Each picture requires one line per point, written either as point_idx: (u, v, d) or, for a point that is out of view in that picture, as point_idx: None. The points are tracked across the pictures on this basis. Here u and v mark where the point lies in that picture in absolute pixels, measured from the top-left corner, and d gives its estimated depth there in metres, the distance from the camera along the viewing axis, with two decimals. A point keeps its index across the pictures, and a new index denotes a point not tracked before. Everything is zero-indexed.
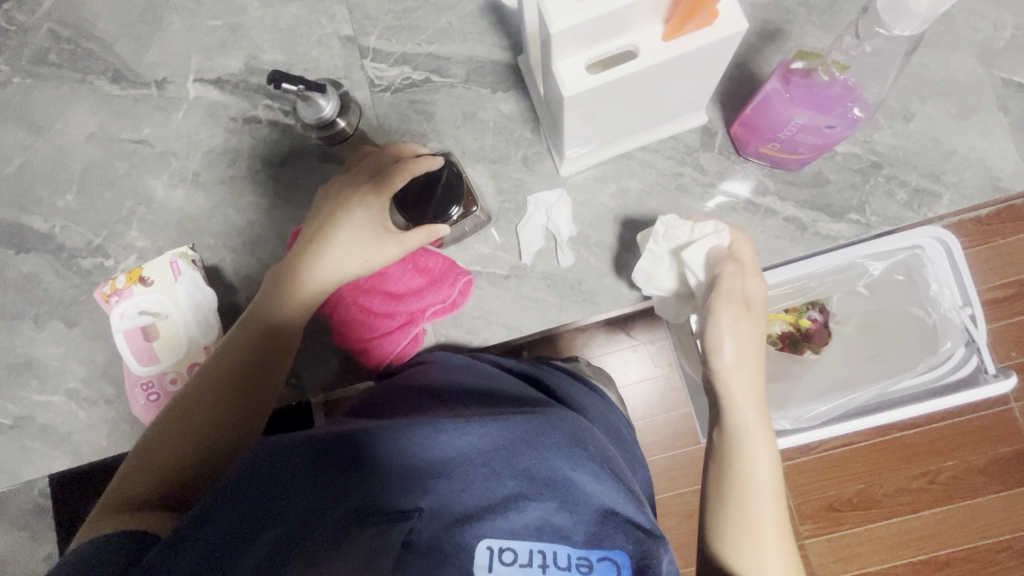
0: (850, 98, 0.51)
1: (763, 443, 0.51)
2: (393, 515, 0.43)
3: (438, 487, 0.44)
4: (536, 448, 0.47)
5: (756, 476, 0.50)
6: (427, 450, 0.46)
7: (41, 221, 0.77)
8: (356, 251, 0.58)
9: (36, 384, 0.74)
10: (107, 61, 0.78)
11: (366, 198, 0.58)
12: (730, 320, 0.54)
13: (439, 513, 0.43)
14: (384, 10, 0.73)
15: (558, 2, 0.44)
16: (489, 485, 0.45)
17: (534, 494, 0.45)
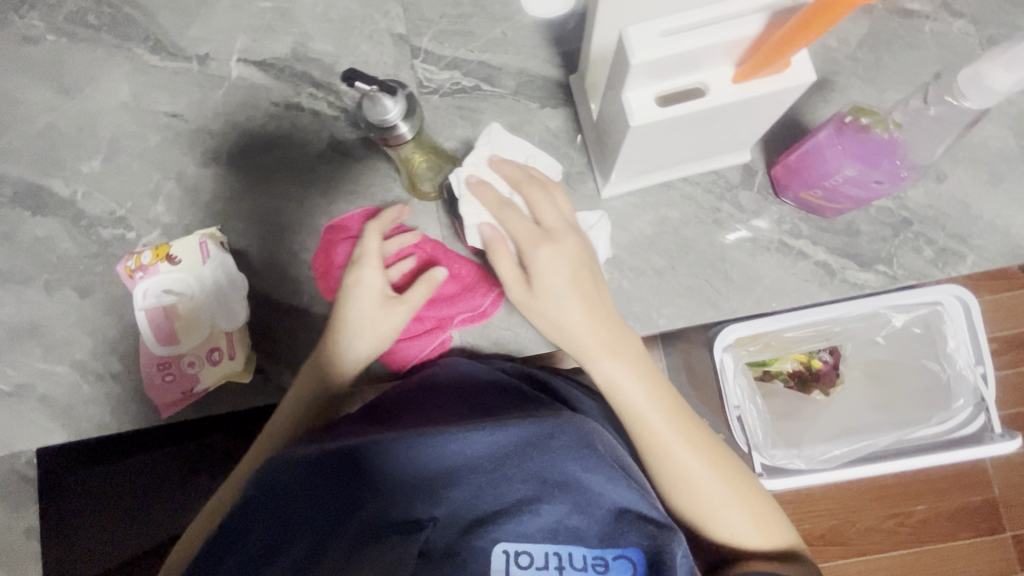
0: (900, 155, 0.53)
1: (642, 403, 0.56)
2: (412, 520, 0.48)
3: (453, 494, 0.48)
4: (542, 454, 0.50)
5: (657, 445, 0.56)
6: (437, 458, 0.50)
7: (62, 185, 0.75)
8: (371, 323, 0.63)
9: (41, 352, 0.72)
10: (149, 30, 0.76)
11: (355, 272, 0.63)
12: (552, 295, 0.56)
13: (456, 518, 0.48)
14: (439, 14, 0.73)
15: (641, 35, 0.44)
16: (500, 490, 0.48)
17: (543, 496, 0.48)
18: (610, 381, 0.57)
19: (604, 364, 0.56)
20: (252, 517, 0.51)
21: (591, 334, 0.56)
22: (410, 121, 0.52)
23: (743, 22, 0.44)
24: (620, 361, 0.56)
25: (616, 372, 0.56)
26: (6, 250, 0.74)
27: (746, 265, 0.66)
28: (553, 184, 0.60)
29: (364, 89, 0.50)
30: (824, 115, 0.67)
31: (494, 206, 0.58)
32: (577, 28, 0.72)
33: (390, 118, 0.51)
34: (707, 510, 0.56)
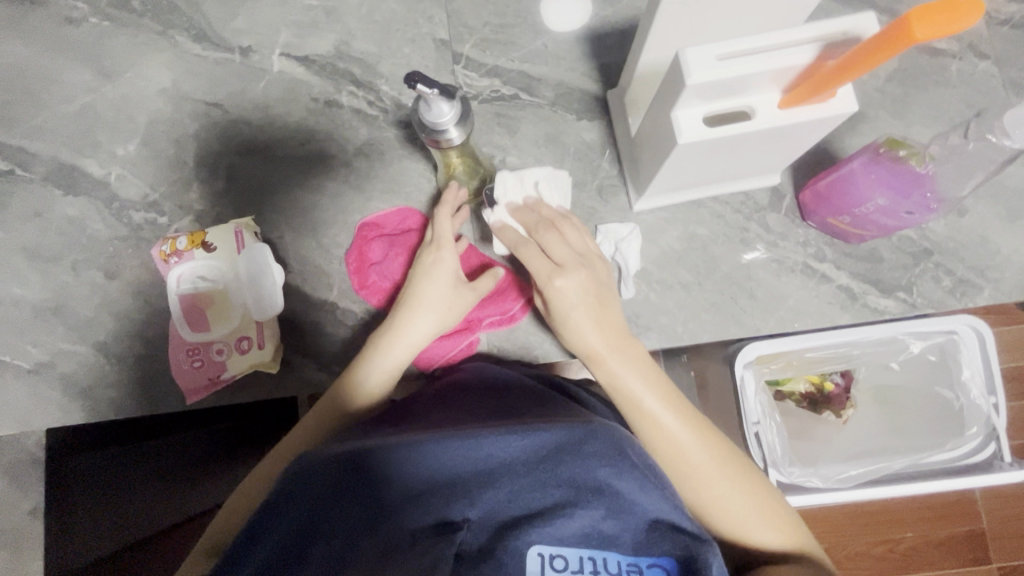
0: (929, 188, 0.56)
1: (655, 409, 0.56)
2: (438, 522, 0.44)
3: (484, 495, 0.44)
4: (576, 457, 0.46)
5: (675, 454, 0.55)
6: (465, 457, 0.46)
7: (96, 166, 0.75)
8: (438, 304, 0.63)
9: (65, 332, 0.72)
10: (192, 19, 0.77)
11: (433, 251, 0.64)
12: (563, 311, 0.58)
13: (486, 520, 0.44)
14: (482, 22, 0.75)
15: (698, 57, 0.46)
16: (531, 492, 0.45)
17: (578, 499, 0.44)
18: (621, 390, 0.57)
19: (614, 372, 0.57)
20: (263, 519, 0.46)
21: (603, 345, 0.58)
22: (461, 126, 0.53)
23: (796, 52, 0.46)
24: (642, 375, 0.57)
25: (626, 377, 0.57)
26: (36, 228, 0.74)
27: (771, 284, 0.68)
28: (565, 218, 0.63)
29: (425, 91, 0.49)
30: (854, 144, 0.69)
31: (509, 237, 0.61)
32: (616, 45, 0.74)
33: (444, 121, 0.52)
34: (729, 514, 0.55)
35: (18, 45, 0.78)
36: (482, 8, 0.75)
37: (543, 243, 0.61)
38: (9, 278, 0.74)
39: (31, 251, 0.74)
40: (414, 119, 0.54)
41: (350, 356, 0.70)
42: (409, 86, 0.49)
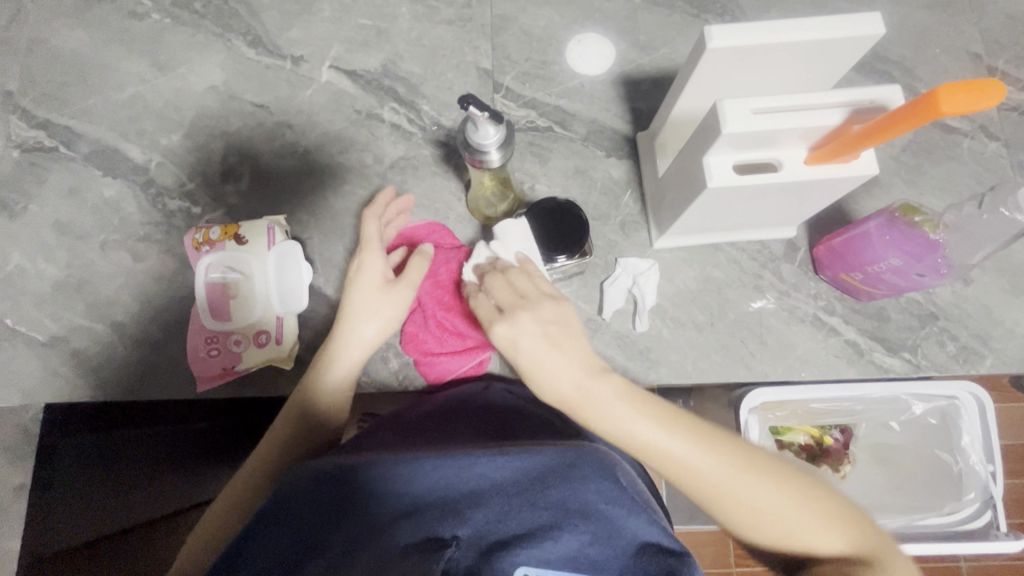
0: (941, 255, 0.58)
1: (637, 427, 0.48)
2: (424, 539, 0.40)
3: (473, 514, 0.41)
4: (566, 481, 0.44)
5: (702, 483, 0.47)
6: (455, 473, 0.43)
7: (138, 152, 0.78)
8: (375, 310, 0.63)
9: (84, 309, 0.73)
10: (250, 25, 0.81)
11: (359, 262, 0.63)
12: (535, 367, 0.51)
13: (474, 541, 0.40)
14: (524, 56, 0.79)
15: (734, 109, 0.49)
16: (520, 513, 0.41)
17: (567, 523, 0.41)
18: (625, 435, 0.48)
19: (610, 412, 0.49)
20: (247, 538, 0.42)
21: (597, 389, 0.50)
22: (503, 150, 0.56)
23: (825, 114, 0.49)
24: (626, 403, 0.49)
25: (628, 420, 0.48)
26: (71, 205, 0.76)
27: (781, 332, 0.70)
28: (527, 260, 0.59)
29: (476, 114, 0.52)
30: (869, 207, 0.72)
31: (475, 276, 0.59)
32: (649, 92, 0.78)
33: (488, 144, 0.55)
34: (769, 522, 0.46)
35: (81, 34, 0.82)
36: (525, 44, 0.79)
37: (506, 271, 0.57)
38: (36, 251, 0.75)
39: (62, 227, 0.76)
40: (460, 137, 0.57)
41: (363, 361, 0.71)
42: (462, 108, 0.52)
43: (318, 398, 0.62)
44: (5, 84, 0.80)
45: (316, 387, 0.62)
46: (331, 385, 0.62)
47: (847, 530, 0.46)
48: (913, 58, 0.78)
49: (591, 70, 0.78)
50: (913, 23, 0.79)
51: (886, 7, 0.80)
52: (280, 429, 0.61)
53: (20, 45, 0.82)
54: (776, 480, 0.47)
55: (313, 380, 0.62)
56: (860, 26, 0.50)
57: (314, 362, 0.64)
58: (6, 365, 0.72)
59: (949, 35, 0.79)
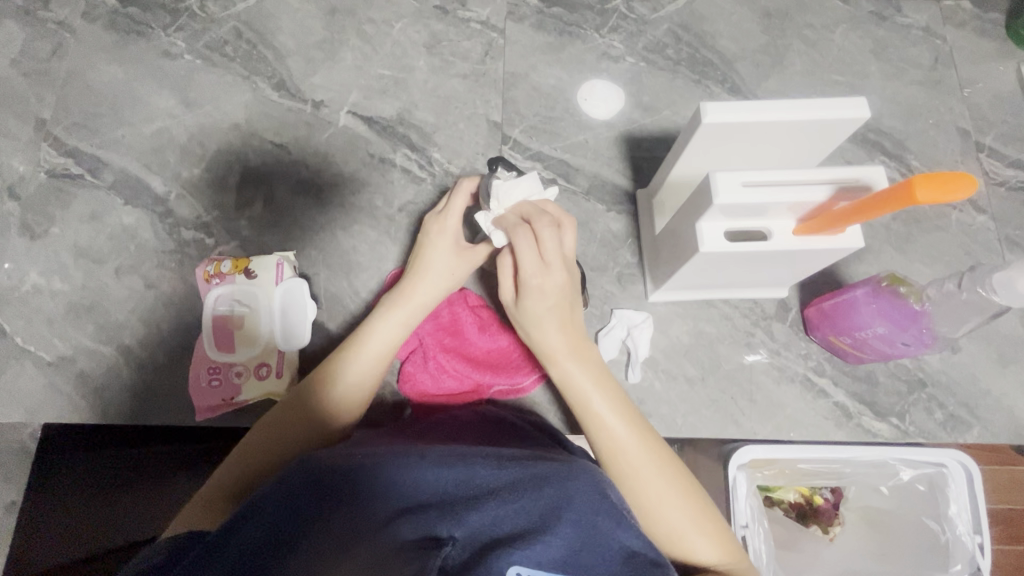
0: (925, 325, 0.59)
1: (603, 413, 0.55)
2: (421, 537, 0.41)
3: (469, 514, 0.42)
4: (564, 484, 0.45)
5: (616, 453, 0.53)
6: (458, 480, 0.45)
7: (159, 182, 0.81)
8: (449, 266, 0.63)
9: (93, 330, 0.75)
10: (276, 70, 0.86)
11: (439, 221, 0.64)
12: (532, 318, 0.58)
13: (469, 538, 0.41)
14: (533, 111, 0.83)
15: (727, 181, 0.52)
16: (517, 514, 0.42)
17: (560, 526, 0.41)
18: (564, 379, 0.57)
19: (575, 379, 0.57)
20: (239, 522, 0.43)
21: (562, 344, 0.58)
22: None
23: (813, 190, 0.51)
24: (580, 354, 0.58)
25: (576, 373, 0.57)
26: (91, 229, 0.79)
27: (771, 390, 0.71)
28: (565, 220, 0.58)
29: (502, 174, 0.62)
30: (859, 273, 0.74)
31: (508, 220, 0.56)
32: (650, 150, 0.81)
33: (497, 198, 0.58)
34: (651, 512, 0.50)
35: (116, 69, 0.87)
36: (534, 100, 0.84)
37: (538, 234, 0.55)
38: (52, 272, 0.78)
39: (80, 250, 0.79)
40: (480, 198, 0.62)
41: None
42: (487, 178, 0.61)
43: (325, 395, 0.57)
44: (40, 112, 0.85)
45: (325, 388, 0.58)
46: (345, 381, 0.58)
47: (728, 549, 0.50)
48: (904, 131, 0.82)
49: (600, 112, 0.83)
50: (904, 98, 0.84)
51: (878, 82, 0.85)
52: (280, 415, 0.56)
53: (59, 76, 0.87)
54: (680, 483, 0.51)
55: (327, 373, 0.58)
56: (848, 111, 0.54)
57: (329, 360, 0.60)
58: (12, 382, 0.73)
59: (939, 110, 0.83)
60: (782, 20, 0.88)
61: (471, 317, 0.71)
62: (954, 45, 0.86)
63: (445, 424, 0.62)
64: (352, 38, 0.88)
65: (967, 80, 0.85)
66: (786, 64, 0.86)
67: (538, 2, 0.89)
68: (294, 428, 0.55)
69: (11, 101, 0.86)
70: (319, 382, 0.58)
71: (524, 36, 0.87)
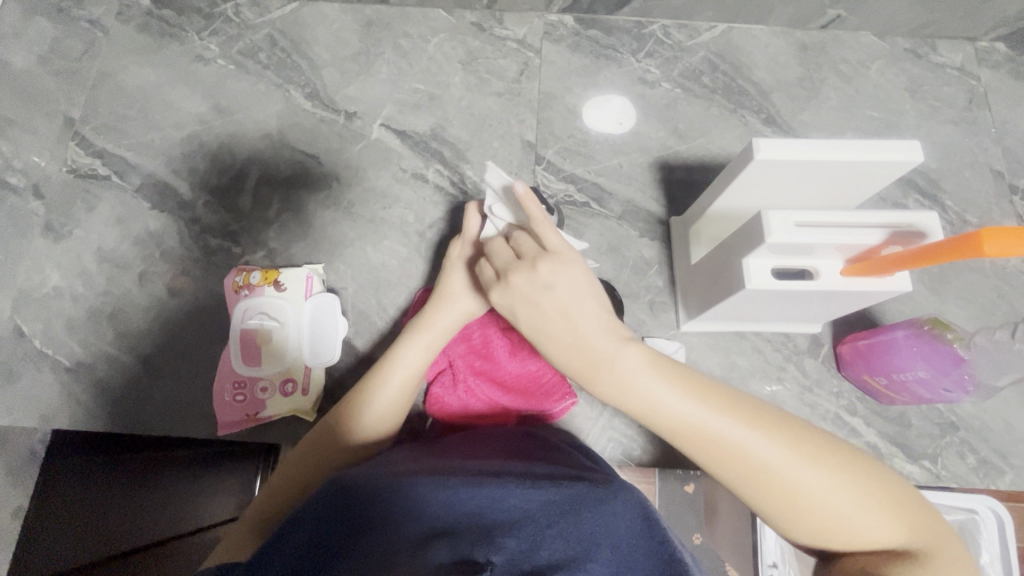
0: (967, 371, 0.58)
1: (710, 424, 0.40)
2: (458, 562, 0.37)
3: (506, 539, 0.39)
4: (597, 509, 0.44)
5: (769, 478, 0.39)
6: (485, 501, 0.43)
7: (187, 188, 0.80)
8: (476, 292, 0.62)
9: (113, 337, 0.74)
10: (309, 79, 0.86)
11: (463, 247, 0.63)
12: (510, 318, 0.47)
13: (510, 566, 0.37)
14: (567, 133, 0.83)
15: (779, 220, 0.51)
16: (556, 541, 0.39)
17: (600, 554, 0.39)
18: (666, 422, 0.41)
19: (639, 387, 0.41)
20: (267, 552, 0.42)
21: (656, 387, 0.41)
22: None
23: (865, 234, 0.51)
24: (655, 365, 0.42)
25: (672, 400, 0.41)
26: (116, 233, 0.78)
27: None
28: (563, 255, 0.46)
29: None
30: (893, 311, 0.73)
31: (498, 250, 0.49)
32: (684, 177, 0.81)
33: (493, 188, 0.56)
34: (837, 535, 0.39)
35: (148, 71, 0.86)
36: (569, 122, 0.83)
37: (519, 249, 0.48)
38: (74, 274, 0.76)
39: (104, 254, 0.77)
40: None
41: None
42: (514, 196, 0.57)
43: (353, 421, 0.55)
44: (69, 111, 0.84)
45: (354, 417, 0.56)
46: (378, 404, 0.56)
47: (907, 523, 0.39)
48: (939, 169, 0.82)
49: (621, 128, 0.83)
50: (938, 137, 0.84)
51: (913, 119, 0.85)
52: (315, 444, 0.54)
53: (89, 76, 0.86)
54: (843, 473, 0.39)
55: (356, 401, 0.57)
56: (900, 152, 0.53)
57: (358, 386, 0.58)
58: (29, 387, 0.72)
59: (973, 150, 0.83)
60: (818, 54, 0.88)
61: (503, 340, 0.68)
62: (988, 85, 0.87)
63: (475, 437, 0.60)
64: (386, 51, 0.87)
65: (1002, 121, 0.85)
66: (822, 97, 0.86)
67: (575, 24, 0.88)
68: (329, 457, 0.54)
69: (39, 100, 0.85)
70: (353, 407, 0.56)
71: (560, 57, 0.87)
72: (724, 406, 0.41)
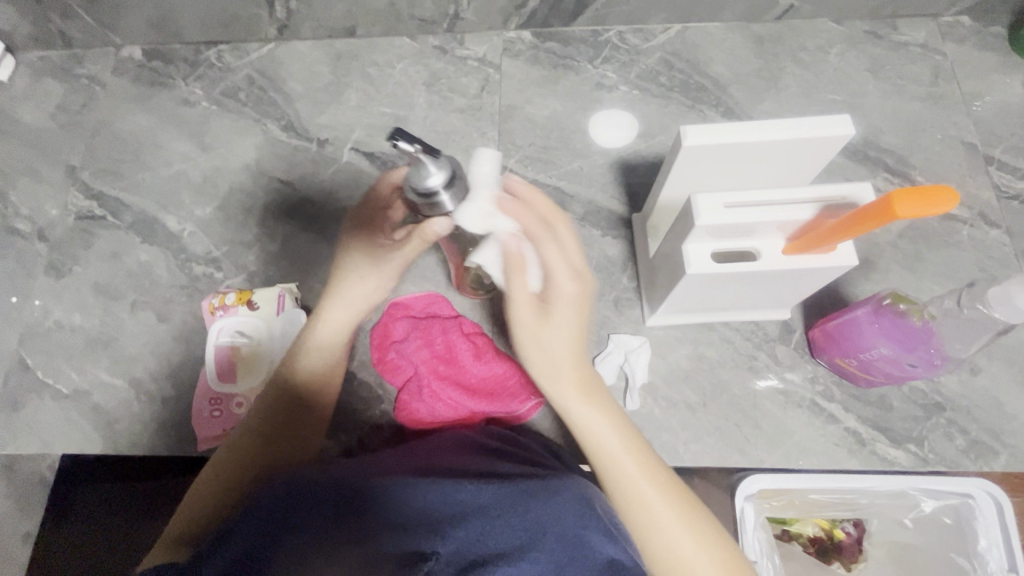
0: (933, 345, 0.56)
1: (601, 432, 0.50)
2: (405, 551, 0.38)
3: (454, 530, 0.40)
4: (548, 500, 0.42)
5: (626, 490, 0.49)
6: (438, 498, 0.43)
7: (175, 221, 0.86)
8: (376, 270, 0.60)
9: (107, 364, 0.78)
10: (285, 112, 0.91)
11: (358, 220, 0.60)
12: (523, 328, 0.50)
13: (453, 558, 0.38)
14: (528, 142, 0.85)
15: (708, 203, 0.52)
16: (501, 530, 0.40)
17: (544, 541, 0.39)
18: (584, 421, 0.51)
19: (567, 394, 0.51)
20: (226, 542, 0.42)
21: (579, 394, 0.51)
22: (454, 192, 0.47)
23: (797, 209, 0.51)
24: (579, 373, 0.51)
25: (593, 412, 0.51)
26: (110, 267, 0.84)
27: (777, 417, 0.68)
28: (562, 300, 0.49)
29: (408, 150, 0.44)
30: (866, 292, 0.72)
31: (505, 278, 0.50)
32: (645, 175, 0.82)
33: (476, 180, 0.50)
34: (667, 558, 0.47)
35: (140, 118, 0.93)
36: (530, 131, 0.86)
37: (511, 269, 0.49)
38: (73, 308, 0.82)
39: (100, 287, 0.83)
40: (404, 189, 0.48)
41: (355, 425, 0.72)
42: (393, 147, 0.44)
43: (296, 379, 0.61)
44: (71, 160, 0.92)
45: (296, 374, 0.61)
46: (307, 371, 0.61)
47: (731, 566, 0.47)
48: (907, 147, 0.81)
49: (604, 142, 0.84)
50: (905, 114, 0.83)
51: (877, 99, 0.84)
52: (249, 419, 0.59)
53: (89, 126, 0.94)
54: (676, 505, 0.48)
55: (295, 359, 0.62)
56: (831, 128, 0.53)
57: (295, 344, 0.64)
58: (32, 415, 0.77)
59: (943, 125, 0.82)
60: (775, 44, 0.88)
61: (466, 344, 0.70)
62: (955, 59, 0.86)
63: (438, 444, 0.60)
64: (356, 80, 0.92)
65: (970, 94, 0.83)
66: (781, 86, 0.86)
67: (533, 37, 0.92)
68: (266, 440, 0.57)
69: (46, 151, 0.93)
70: (293, 375, 0.61)
71: (519, 70, 0.90)
72: (608, 420, 0.51)
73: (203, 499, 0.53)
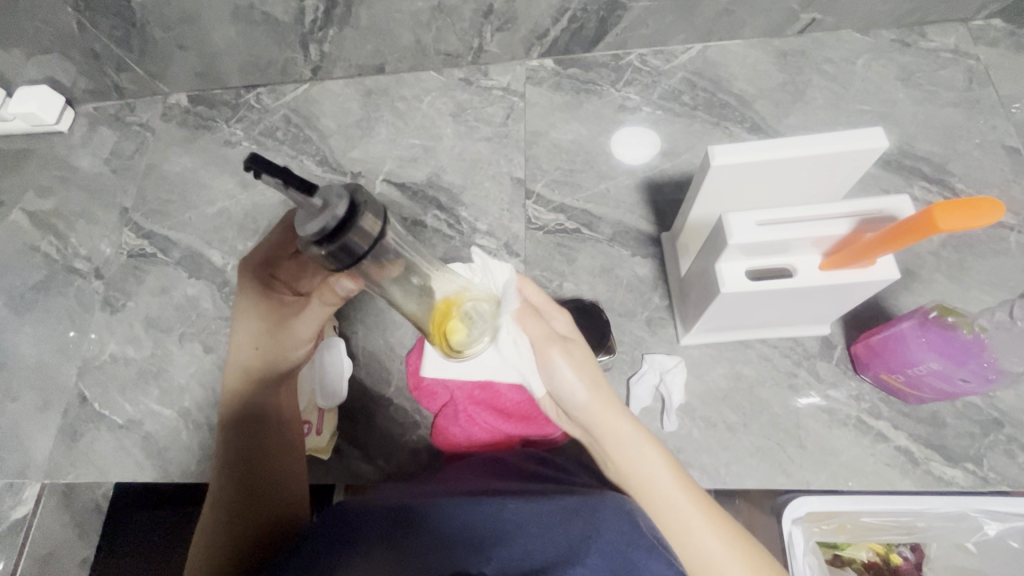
0: (986, 359, 0.54)
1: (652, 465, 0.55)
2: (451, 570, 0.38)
3: (499, 550, 0.40)
4: (589, 518, 0.43)
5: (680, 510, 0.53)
6: (481, 517, 0.44)
7: (219, 256, 0.90)
8: (285, 319, 0.60)
9: (158, 395, 0.82)
10: (319, 148, 0.95)
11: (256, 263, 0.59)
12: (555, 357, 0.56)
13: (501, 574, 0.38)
14: (554, 166, 0.87)
15: (739, 222, 0.52)
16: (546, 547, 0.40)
17: (589, 556, 0.39)
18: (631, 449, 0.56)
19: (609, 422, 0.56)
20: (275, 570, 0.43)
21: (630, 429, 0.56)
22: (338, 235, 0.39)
23: (833, 224, 0.50)
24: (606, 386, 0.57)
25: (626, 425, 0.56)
26: (159, 302, 0.88)
27: (822, 436, 0.66)
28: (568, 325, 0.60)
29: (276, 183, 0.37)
30: (910, 305, 0.69)
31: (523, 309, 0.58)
32: (672, 193, 0.82)
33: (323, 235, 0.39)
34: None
35: (186, 160, 0.99)
36: (555, 156, 0.87)
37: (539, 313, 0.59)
38: (126, 341, 0.86)
39: (150, 321, 0.87)
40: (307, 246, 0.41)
41: (392, 450, 0.73)
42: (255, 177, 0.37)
43: (271, 412, 0.61)
44: (124, 202, 0.98)
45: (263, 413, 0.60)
46: (258, 409, 0.60)
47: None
48: (944, 154, 0.79)
49: (632, 160, 0.85)
50: (940, 121, 0.81)
51: (909, 107, 0.83)
52: (228, 460, 0.58)
53: (139, 170, 1.00)
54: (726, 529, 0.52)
55: (254, 399, 0.60)
56: (863, 141, 0.53)
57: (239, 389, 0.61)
58: (88, 445, 0.81)
59: (981, 130, 0.80)
60: (799, 58, 0.88)
61: None
62: (989, 63, 0.84)
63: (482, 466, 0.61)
64: (385, 114, 0.96)
65: (1008, 97, 0.81)
66: (807, 99, 0.86)
67: (555, 65, 0.94)
68: (264, 485, 0.57)
69: (101, 194, 0.99)
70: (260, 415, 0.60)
71: (543, 97, 0.92)
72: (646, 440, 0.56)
73: (219, 536, 0.54)
